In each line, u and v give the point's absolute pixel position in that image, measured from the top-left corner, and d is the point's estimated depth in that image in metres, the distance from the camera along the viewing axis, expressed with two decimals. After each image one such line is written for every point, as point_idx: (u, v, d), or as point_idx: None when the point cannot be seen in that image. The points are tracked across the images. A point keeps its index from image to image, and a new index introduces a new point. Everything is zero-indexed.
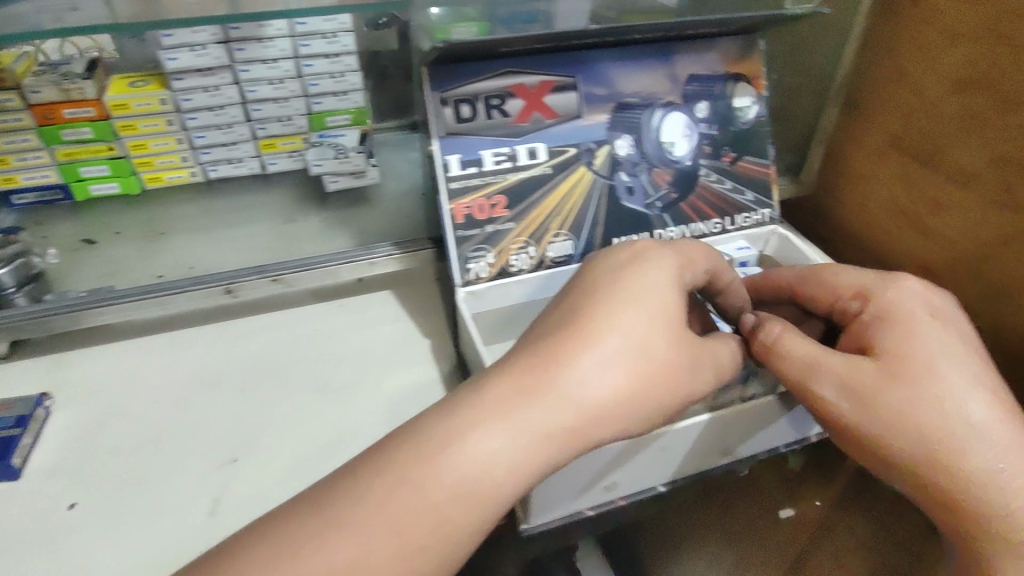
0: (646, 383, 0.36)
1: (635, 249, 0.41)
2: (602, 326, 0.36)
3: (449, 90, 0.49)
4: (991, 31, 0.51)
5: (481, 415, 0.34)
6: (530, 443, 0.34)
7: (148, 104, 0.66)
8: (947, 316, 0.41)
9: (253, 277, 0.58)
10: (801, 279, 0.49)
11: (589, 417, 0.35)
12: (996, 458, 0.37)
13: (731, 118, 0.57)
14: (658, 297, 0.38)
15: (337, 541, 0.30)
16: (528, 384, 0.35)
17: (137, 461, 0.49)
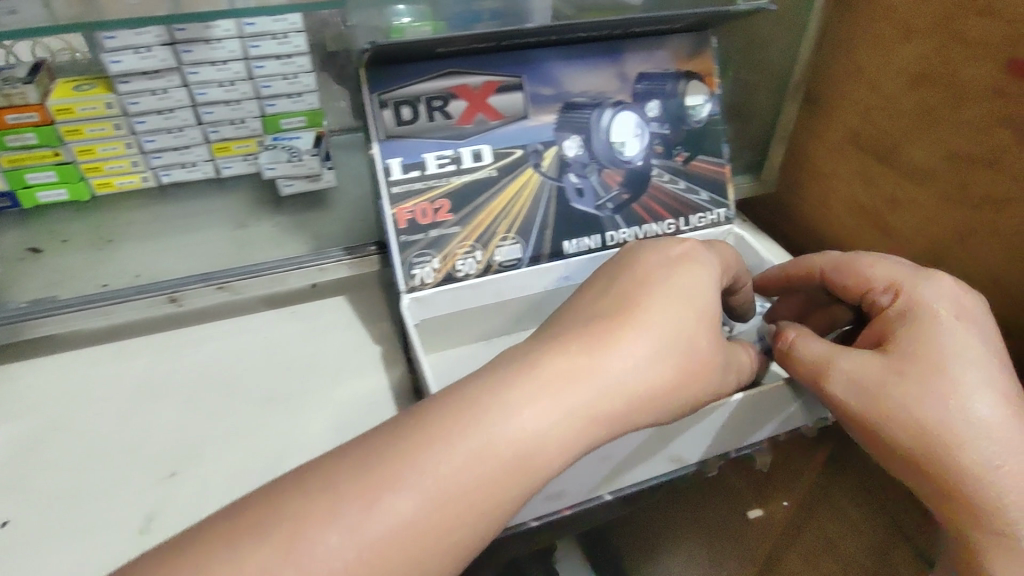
0: (687, 372, 0.36)
1: (687, 248, 0.41)
2: (663, 316, 0.36)
3: (388, 91, 0.48)
4: (942, 25, 0.50)
5: (537, 389, 0.33)
6: (569, 425, 0.33)
7: (94, 108, 0.65)
8: (970, 317, 0.40)
9: (198, 285, 0.59)
10: (832, 266, 0.48)
11: (640, 404, 0.35)
12: (997, 457, 0.36)
13: (683, 117, 0.56)
14: (706, 290, 0.39)
15: (395, 504, 0.29)
16: (573, 365, 0.34)
17: (73, 478, 0.48)
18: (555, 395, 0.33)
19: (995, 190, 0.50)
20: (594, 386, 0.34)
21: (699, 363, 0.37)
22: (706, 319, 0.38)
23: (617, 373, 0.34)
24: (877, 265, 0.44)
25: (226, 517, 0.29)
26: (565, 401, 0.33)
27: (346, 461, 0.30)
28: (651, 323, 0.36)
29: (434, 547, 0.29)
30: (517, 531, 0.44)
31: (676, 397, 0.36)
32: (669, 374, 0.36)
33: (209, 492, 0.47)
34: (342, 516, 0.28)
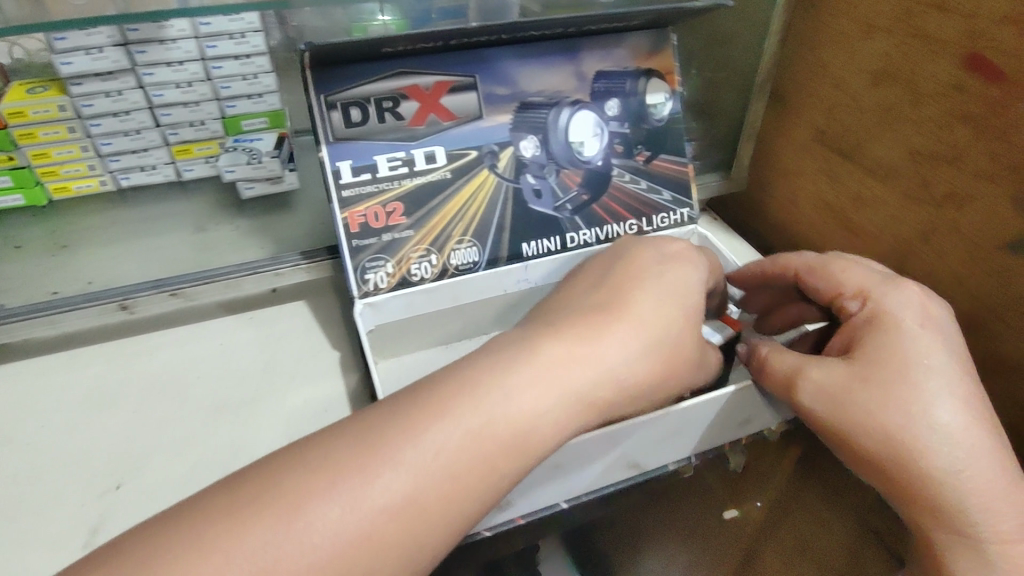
0: (674, 359, 0.38)
1: (678, 248, 0.44)
2: (655, 311, 0.39)
3: (335, 92, 0.47)
4: (902, 21, 0.50)
5: (532, 376, 0.35)
6: (560, 408, 0.35)
7: (46, 112, 0.63)
8: (936, 322, 0.40)
9: (150, 292, 0.55)
10: (805, 267, 0.47)
11: (627, 393, 0.36)
12: (957, 462, 0.36)
13: (644, 116, 0.55)
14: (691, 285, 0.41)
15: (393, 475, 0.30)
16: (569, 352, 0.36)
17: (16, 492, 0.47)
18: (548, 380, 0.35)
19: (954, 189, 0.49)
20: (584, 371, 0.35)
21: (684, 352, 0.39)
22: (693, 313, 0.40)
23: (607, 361, 0.36)
24: (851, 269, 0.44)
25: (228, 486, 0.30)
26: (558, 386, 0.35)
27: (344, 437, 0.32)
28: (640, 314, 0.38)
29: (425, 523, 0.30)
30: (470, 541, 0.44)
31: (663, 384, 0.38)
32: (656, 362, 0.37)
33: (156, 504, 0.46)
34: (342, 488, 0.30)
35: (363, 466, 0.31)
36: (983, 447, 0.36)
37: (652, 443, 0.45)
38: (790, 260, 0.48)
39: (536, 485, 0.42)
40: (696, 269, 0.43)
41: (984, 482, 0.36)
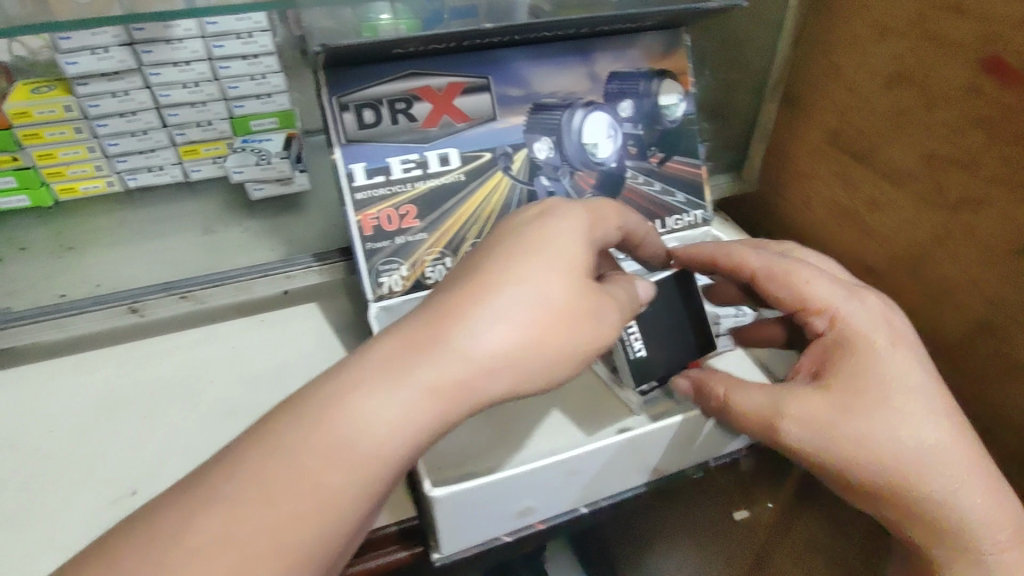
0: (549, 333, 0.34)
1: (545, 208, 0.39)
2: (499, 279, 0.34)
3: (348, 94, 0.47)
4: (918, 25, 0.50)
5: (366, 377, 0.31)
6: (418, 401, 0.31)
7: (51, 112, 0.63)
8: (902, 337, 0.41)
9: (160, 294, 0.55)
10: (766, 271, 0.45)
11: (480, 370, 0.33)
12: (948, 479, 0.38)
13: (657, 117, 0.55)
14: (563, 245, 0.37)
15: (216, 513, 0.28)
16: (417, 338, 0.32)
17: (26, 498, 0.46)
18: (402, 373, 0.31)
19: (967, 194, 0.49)
20: (444, 358, 0.32)
21: (568, 321, 0.35)
22: (556, 274, 0.35)
23: (471, 342, 0.33)
24: (813, 283, 0.43)
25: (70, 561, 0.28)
26: (414, 377, 0.32)
27: (177, 492, 0.29)
28: (504, 289, 0.34)
29: (266, 557, 0.28)
30: (492, 547, 0.43)
31: (544, 359, 0.35)
32: (529, 337, 0.34)
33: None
34: (160, 539, 0.27)
35: (194, 514, 0.28)
36: (963, 458, 0.38)
37: (668, 449, 0.45)
38: (751, 258, 0.46)
39: (566, 492, 0.43)
40: (576, 228, 0.38)
41: (975, 494, 0.38)
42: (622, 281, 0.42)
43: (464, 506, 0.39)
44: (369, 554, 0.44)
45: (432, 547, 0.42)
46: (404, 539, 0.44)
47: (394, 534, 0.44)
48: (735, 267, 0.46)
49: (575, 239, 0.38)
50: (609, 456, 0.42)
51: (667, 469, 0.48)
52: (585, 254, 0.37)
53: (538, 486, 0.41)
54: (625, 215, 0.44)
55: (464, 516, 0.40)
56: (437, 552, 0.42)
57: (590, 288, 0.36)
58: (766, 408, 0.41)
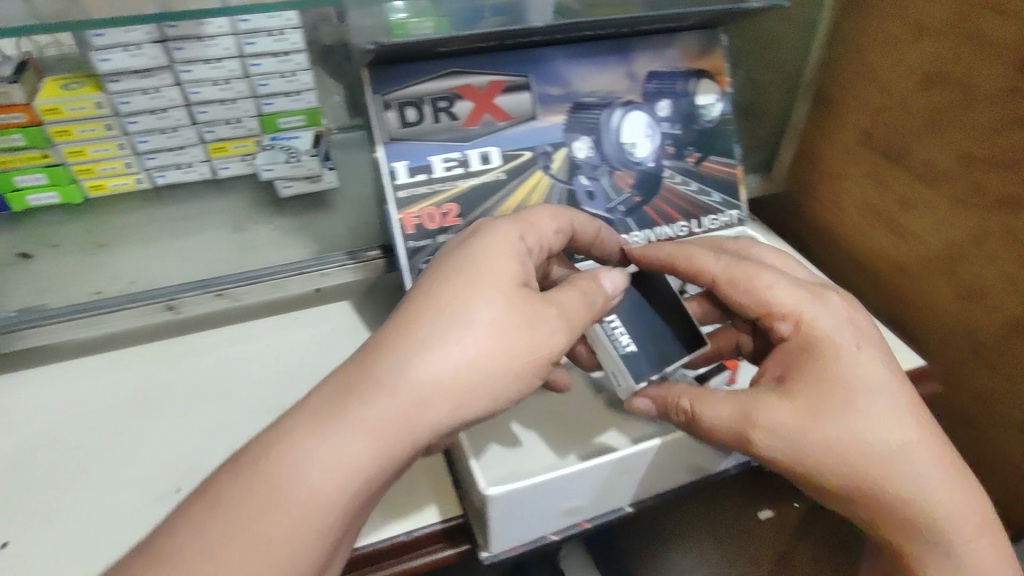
0: (484, 353, 0.34)
1: (476, 232, 0.39)
2: (425, 307, 0.34)
3: (391, 92, 0.46)
4: (956, 24, 0.49)
5: (305, 422, 0.32)
6: (360, 437, 0.32)
7: (83, 108, 0.62)
8: (864, 336, 0.40)
9: (196, 292, 0.57)
10: (728, 276, 0.43)
11: (416, 399, 0.32)
12: (921, 477, 0.38)
13: (694, 117, 0.55)
14: (491, 263, 0.36)
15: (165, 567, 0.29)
16: (346, 383, 0.33)
17: (71, 493, 0.46)
18: (333, 418, 0.32)
19: (1008, 192, 0.48)
20: (372, 396, 0.32)
21: (502, 338, 0.34)
22: (482, 295, 0.35)
23: (399, 376, 0.32)
24: (776, 287, 0.42)
25: None
26: (343, 423, 0.32)
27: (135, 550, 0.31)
28: (428, 315, 0.34)
29: None
30: (538, 546, 0.44)
31: (484, 379, 0.34)
32: (460, 358, 0.33)
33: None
34: None
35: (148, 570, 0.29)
36: (932, 455, 0.38)
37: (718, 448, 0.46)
38: (712, 263, 0.44)
39: (582, 501, 0.42)
40: (510, 245, 0.38)
41: (942, 488, 0.38)
42: (588, 282, 0.40)
43: (517, 506, 0.39)
44: (414, 552, 0.44)
45: (481, 545, 0.42)
46: (449, 538, 0.44)
47: (440, 532, 0.44)
48: (694, 274, 0.45)
49: (507, 257, 0.37)
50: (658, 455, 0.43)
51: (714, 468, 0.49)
52: (515, 271, 0.37)
53: (588, 486, 0.41)
54: (565, 216, 0.44)
55: (516, 515, 0.40)
56: (485, 549, 0.42)
57: (523, 301, 0.36)
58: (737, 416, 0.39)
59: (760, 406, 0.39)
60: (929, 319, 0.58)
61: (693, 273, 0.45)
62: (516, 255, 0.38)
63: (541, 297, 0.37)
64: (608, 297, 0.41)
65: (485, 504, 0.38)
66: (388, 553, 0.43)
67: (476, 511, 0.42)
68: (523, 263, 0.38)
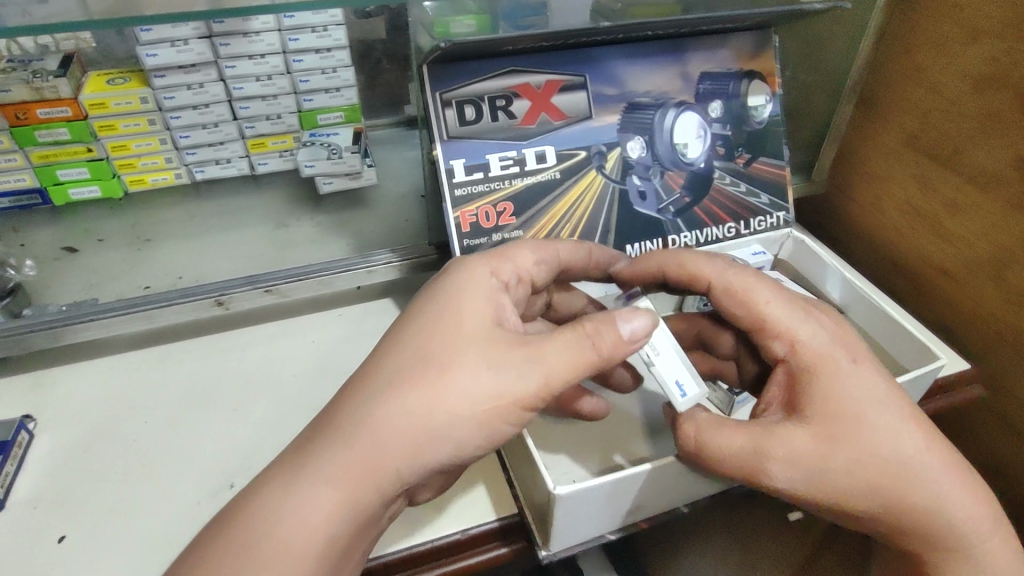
0: (442, 395, 0.33)
1: (451, 270, 0.40)
2: (400, 351, 0.35)
3: (450, 90, 0.46)
4: (1013, 27, 0.47)
5: (285, 472, 0.33)
6: (334, 484, 0.32)
7: (128, 103, 0.62)
8: (856, 349, 0.38)
9: (245, 288, 0.56)
10: (725, 287, 0.41)
11: (385, 443, 0.32)
12: (939, 486, 0.36)
13: (745, 118, 0.55)
14: (456, 304, 0.36)
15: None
16: (314, 429, 0.34)
17: (127, 488, 0.45)
18: (302, 464, 0.33)
19: None
20: (334, 441, 0.33)
21: (462, 375, 0.33)
22: (450, 337, 0.35)
23: (360, 420, 0.33)
24: (773, 303, 0.40)
25: None
26: (308, 471, 0.32)
27: None
28: (390, 360, 0.35)
29: None
30: (594, 545, 0.44)
31: (442, 420, 0.33)
32: (415, 400, 0.33)
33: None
34: None
35: None
36: (943, 460, 0.37)
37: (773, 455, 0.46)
38: (714, 270, 0.42)
39: (610, 510, 0.40)
40: (479, 286, 0.38)
41: (958, 494, 0.37)
42: (598, 321, 0.37)
43: (582, 507, 0.38)
44: (469, 551, 0.44)
45: (540, 544, 0.42)
46: (504, 536, 0.44)
47: (496, 530, 0.44)
48: (692, 277, 0.43)
49: (482, 296, 0.37)
50: None
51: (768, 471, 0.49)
52: (488, 309, 0.37)
53: (651, 488, 0.41)
54: (550, 247, 0.44)
55: (577, 517, 0.39)
56: (542, 548, 0.42)
57: (496, 337, 0.35)
58: (753, 448, 0.36)
59: (772, 437, 0.36)
60: (968, 322, 0.55)
61: (692, 276, 0.43)
62: (490, 295, 0.38)
63: (518, 339, 0.35)
64: (621, 340, 0.36)
65: (550, 502, 0.37)
66: (443, 553, 0.43)
67: (536, 509, 0.42)
68: (494, 301, 0.37)
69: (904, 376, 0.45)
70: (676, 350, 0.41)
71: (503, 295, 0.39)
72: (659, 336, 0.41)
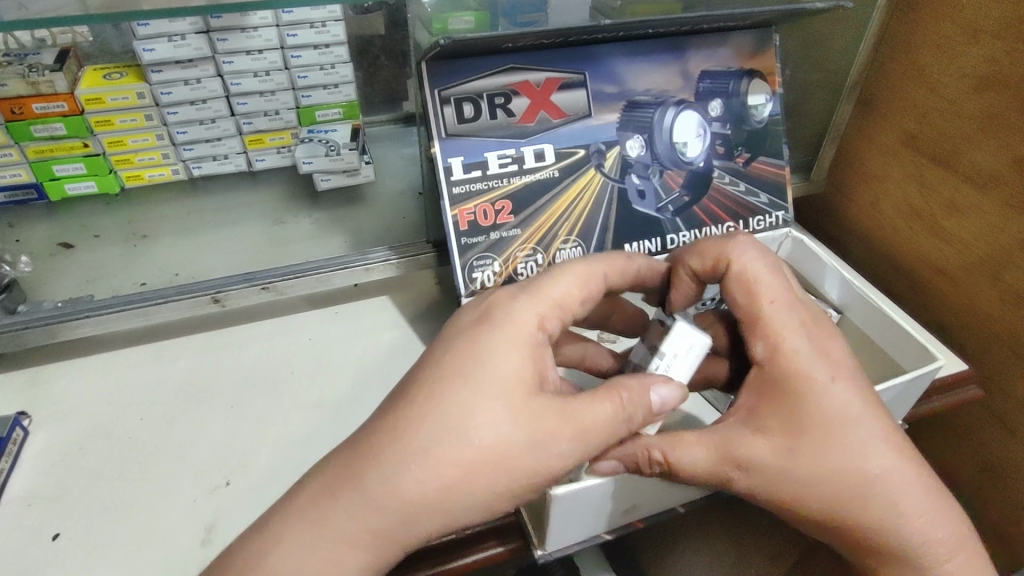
0: (472, 472, 0.32)
1: (483, 310, 0.37)
2: (420, 417, 0.33)
3: (449, 87, 0.46)
4: (1012, 26, 0.47)
5: (293, 528, 0.33)
6: (347, 547, 0.32)
7: (124, 98, 0.62)
8: (840, 365, 0.38)
9: (242, 285, 0.56)
10: (740, 271, 0.41)
11: (400, 515, 0.32)
12: (891, 507, 0.37)
13: (745, 117, 0.55)
14: (496, 368, 0.34)
15: None
16: (331, 483, 0.33)
17: (121, 486, 0.45)
18: (323, 521, 0.32)
19: None
20: (357, 506, 0.32)
21: (485, 453, 0.32)
22: (477, 408, 0.33)
23: (385, 488, 0.32)
24: (775, 302, 0.39)
25: None
26: (330, 529, 0.32)
27: None
28: (410, 427, 0.33)
29: None
30: (591, 544, 0.44)
31: (470, 495, 0.32)
32: (445, 477, 0.32)
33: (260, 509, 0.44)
34: None
35: None
36: (908, 484, 0.37)
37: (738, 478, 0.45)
38: (737, 250, 0.41)
39: (606, 508, 0.40)
40: (516, 343, 0.35)
41: (920, 517, 0.37)
42: (637, 390, 0.36)
43: (578, 509, 0.38)
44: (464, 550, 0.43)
45: (536, 544, 0.42)
46: (500, 535, 0.44)
47: (492, 529, 0.44)
48: (712, 262, 0.43)
49: (518, 356, 0.35)
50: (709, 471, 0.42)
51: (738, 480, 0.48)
52: (523, 372, 0.34)
53: (648, 487, 0.41)
54: (597, 275, 0.41)
55: (572, 518, 0.39)
56: (539, 547, 0.42)
57: (528, 412, 0.33)
58: (715, 457, 0.38)
59: (735, 445, 0.37)
60: (969, 322, 0.55)
61: (714, 257, 0.42)
62: (528, 353, 0.35)
63: (553, 414, 0.34)
64: (651, 414, 0.36)
65: (547, 502, 0.37)
66: (437, 553, 0.43)
67: (533, 508, 0.42)
68: (536, 361, 0.35)
69: (900, 377, 0.45)
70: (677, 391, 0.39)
71: (541, 350, 0.36)
72: (680, 371, 0.39)
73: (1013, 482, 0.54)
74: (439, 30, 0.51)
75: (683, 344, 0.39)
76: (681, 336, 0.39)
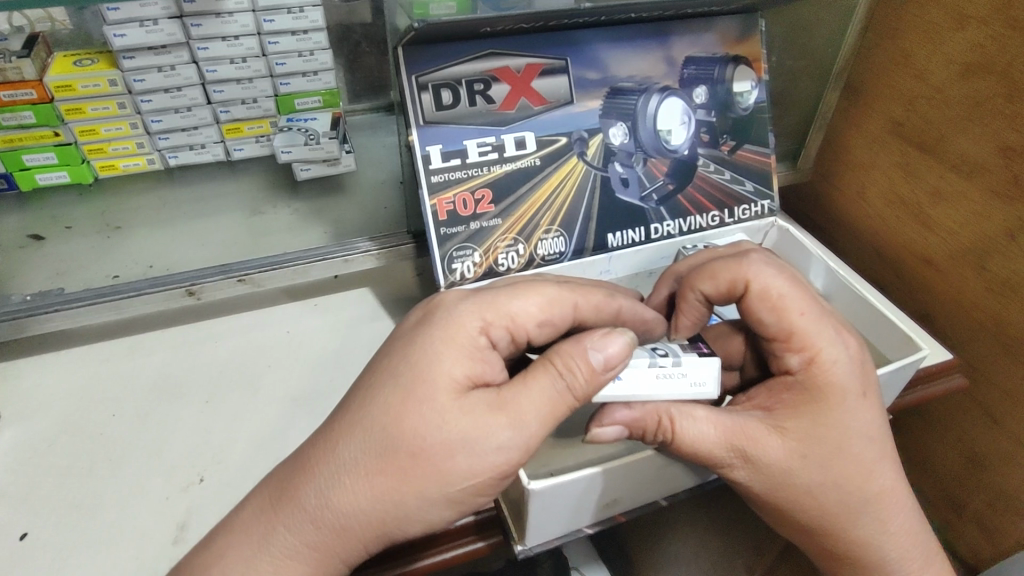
0: (410, 476, 0.32)
1: (428, 308, 0.37)
2: (352, 427, 0.33)
3: (426, 73, 0.45)
4: (1001, 11, 0.46)
5: (242, 541, 0.33)
6: (293, 559, 0.33)
7: (96, 85, 0.60)
8: (871, 384, 0.38)
9: (217, 278, 0.54)
10: (761, 291, 0.39)
11: (342, 527, 0.32)
12: (877, 522, 0.38)
13: (730, 104, 0.54)
14: (436, 371, 0.33)
15: None
16: (275, 495, 0.34)
17: (90, 485, 0.44)
18: (265, 533, 0.33)
19: None
20: (299, 520, 0.33)
21: (421, 458, 0.32)
22: (408, 412, 0.32)
23: (324, 502, 0.32)
24: (807, 316, 0.38)
25: None
26: (273, 540, 0.33)
27: None
28: (344, 440, 0.33)
29: None
30: (572, 538, 0.43)
31: (409, 503, 0.32)
32: (380, 489, 0.32)
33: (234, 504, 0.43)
34: None
35: None
36: (899, 499, 0.39)
37: (695, 476, 0.44)
38: (753, 270, 0.40)
39: (585, 503, 0.40)
40: (455, 344, 0.34)
41: (897, 532, 0.39)
42: (570, 353, 0.34)
43: (550, 504, 0.38)
44: (441, 545, 0.42)
45: (516, 538, 0.42)
46: (480, 530, 0.43)
47: (472, 524, 0.43)
48: (727, 285, 0.41)
49: (452, 354, 0.34)
50: (672, 467, 0.41)
51: (710, 479, 0.46)
52: (462, 373, 0.33)
53: (626, 481, 0.40)
54: (565, 301, 0.39)
55: (548, 512, 0.38)
56: (518, 543, 0.41)
57: (461, 408, 0.32)
58: (724, 442, 0.37)
59: (750, 437, 0.37)
60: (955, 317, 0.54)
61: (728, 280, 0.40)
62: (461, 349, 0.34)
63: (491, 405, 0.33)
64: (594, 374, 0.34)
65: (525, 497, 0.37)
66: (410, 547, 0.42)
67: (513, 505, 0.41)
68: (477, 364, 0.34)
69: (881, 370, 0.44)
70: (657, 395, 0.38)
71: (481, 349, 0.35)
72: (676, 387, 0.38)
73: (993, 474, 0.54)
74: (420, 11, 0.49)
75: (697, 376, 0.39)
76: (701, 371, 0.39)
